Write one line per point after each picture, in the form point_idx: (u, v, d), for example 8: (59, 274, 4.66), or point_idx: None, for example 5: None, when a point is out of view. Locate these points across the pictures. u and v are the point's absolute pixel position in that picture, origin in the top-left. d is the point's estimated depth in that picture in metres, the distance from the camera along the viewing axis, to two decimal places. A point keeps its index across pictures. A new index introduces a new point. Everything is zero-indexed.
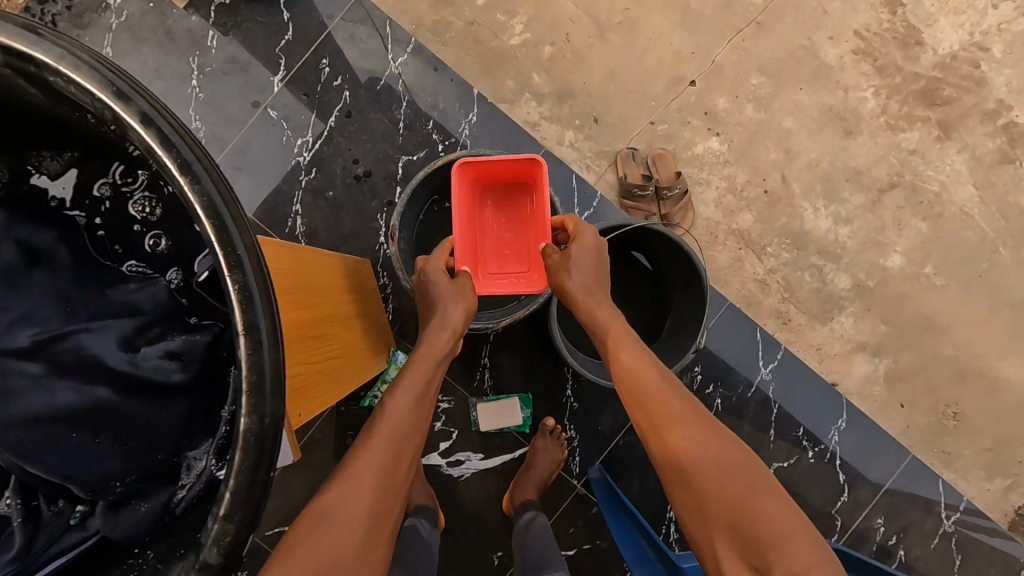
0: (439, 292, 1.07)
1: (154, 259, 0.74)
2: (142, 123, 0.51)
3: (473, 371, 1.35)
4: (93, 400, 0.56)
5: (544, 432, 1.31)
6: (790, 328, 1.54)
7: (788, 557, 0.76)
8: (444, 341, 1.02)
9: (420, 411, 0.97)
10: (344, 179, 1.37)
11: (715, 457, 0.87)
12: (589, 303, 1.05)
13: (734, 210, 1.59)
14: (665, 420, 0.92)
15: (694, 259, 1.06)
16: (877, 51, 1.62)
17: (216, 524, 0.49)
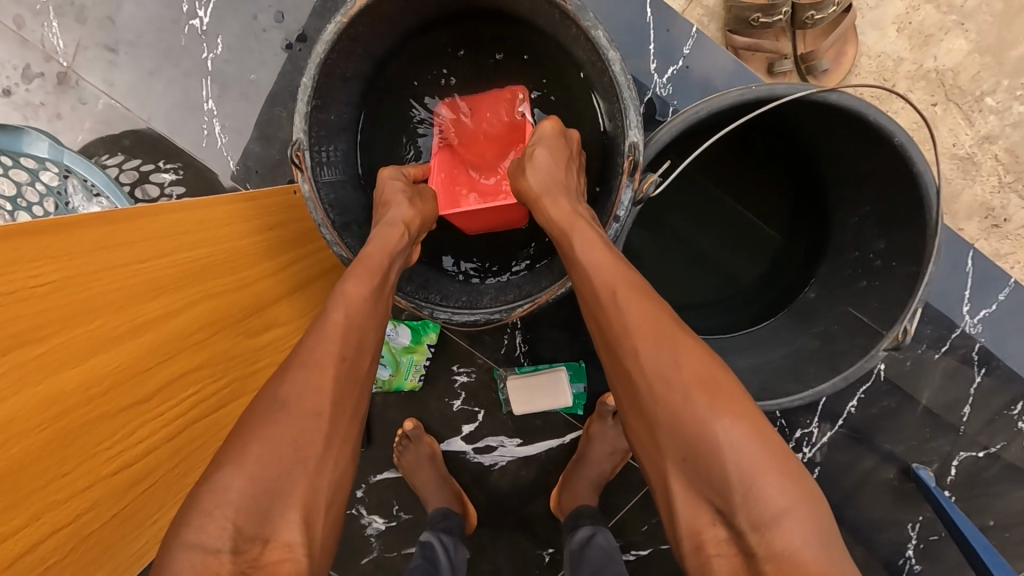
0: (391, 186, 0.64)
1: None
2: None
3: (499, 333, 0.94)
4: None
5: (603, 414, 0.91)
6: (1008, 235, 0.94)
7: (756, 499, 0.44)
8: (397, 233, 0.59)
9: (388, 300, 0.59)
10: (271, 54, 0.87)
11: (669, 377, 0.48)
12: (544, 197, 0.58)
13: (932, 35, 0.93)
14: (609, 326, 0.52)
15: (872, 112, 0.51)
16: None
17: None
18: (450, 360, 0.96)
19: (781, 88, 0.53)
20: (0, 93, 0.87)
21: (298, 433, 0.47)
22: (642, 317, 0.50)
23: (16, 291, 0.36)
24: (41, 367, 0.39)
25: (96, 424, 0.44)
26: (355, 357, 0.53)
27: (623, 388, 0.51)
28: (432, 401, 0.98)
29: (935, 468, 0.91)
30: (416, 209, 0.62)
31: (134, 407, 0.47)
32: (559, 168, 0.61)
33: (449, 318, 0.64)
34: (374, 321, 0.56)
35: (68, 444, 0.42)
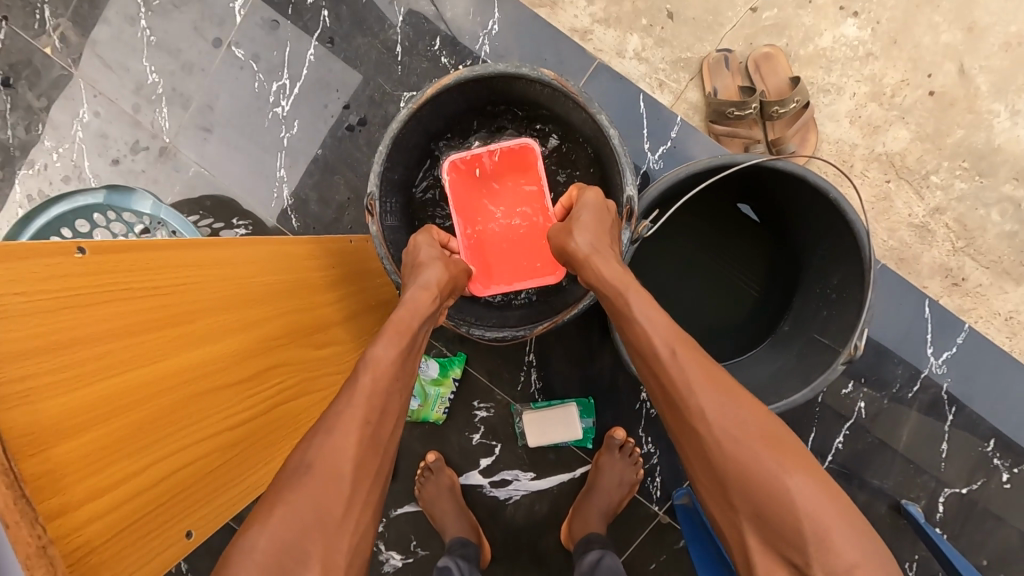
0: (425, 252, 0.75)
1: None
2: None
3: (516, 372, 1.04)
4: None
5: (611, 447, 1.00)
6: (965, 291, 1.09)
7: (831, 555, 0.51)
8: (427, 297, 0.69)
9: (411, 362, 0.67)
10: (334, 132, 1.06)
11: (737, 437, 0.56)
12: (595, 257, 0.67)
13: (881, 125, 1.10)
14: (677, 393, 0.59)
15: (823, 188, 0.66)
16: None
17: None
18: (471, 395, 1.06)
19: (742, 159, 0.69)
20: (111, 162, 1.08)
21: (324, 489, 0.55)
22: (706, 382, 0.59)
23: (164, 283, 0.50)
24: (166, 347, 0.50)
25: (201, 398, 0.54)
26: (378, 422, 0.60)
27: (693, 451, 0.59)
28: (453, 435, 1.08)
29: (924, 505, 0.97)
30: (446, 272, 0.73)
31: (228, 391, 0.57)
32: (602, 230, 0.70)
33: (483, 334, 0.78)
34: (400, 380, 0.64)
35: (188, 408, 0.53)
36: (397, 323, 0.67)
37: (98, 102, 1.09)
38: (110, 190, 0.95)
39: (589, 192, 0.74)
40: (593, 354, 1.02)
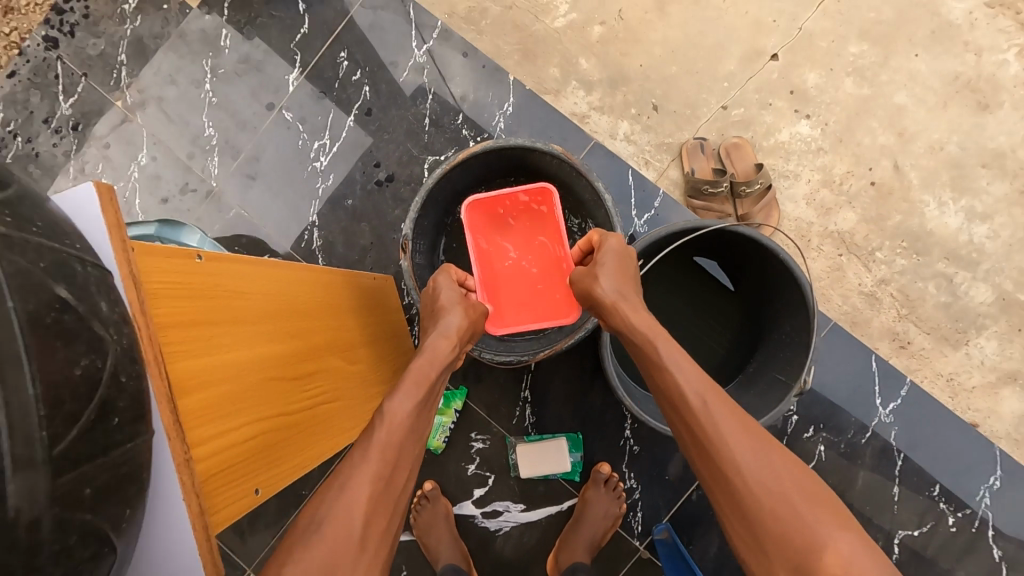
0: (446, 295, 0.88)
1: None
2: None
3: (512, 407, 1.14)
4: None
5: (597, 481, 1.08)
6: (911, 354, 1.24)
7: None
8: (449, 345, 0.81)
9: (423, 417, 0.76)
10: (364, 186, 1.22)
11: (773, 488, 0.65)
12: (621, 304, 0.79)
13: (832, 208, 1.29)
14: (714, 444, 0.68)
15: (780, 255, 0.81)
16: (1019, 3, 1.28)
17: None
18: (469, 427, 1.15)
19: (710, 225, 0.85)
20: (161, 200, 1.22)
21: (334, 544, 0.61)
22: (740, 435, 0.67)
23: (252, 283, 0.63)
24: (256, 333, 0.61)
25: (277, 381, 0.64)
26: (389, 478, 0.68)
27: (729, 500, 0.66)
28: (450, 465, 1.15)
29: (882, 544, 1.16)
30: (466, 318, 0.84)
31: (292, 380, 0.67)
32: (622, 275, 0.82)
33: (491, 356, 0.93)
34: (410, 437, 0.72)
35: (269, 386, 0.63)
36: (417, 372, 0.78)
37: (156, 149, 1.24)
38: (162, 224, 1.07)
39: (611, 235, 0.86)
40: (583, 392, 1.13)
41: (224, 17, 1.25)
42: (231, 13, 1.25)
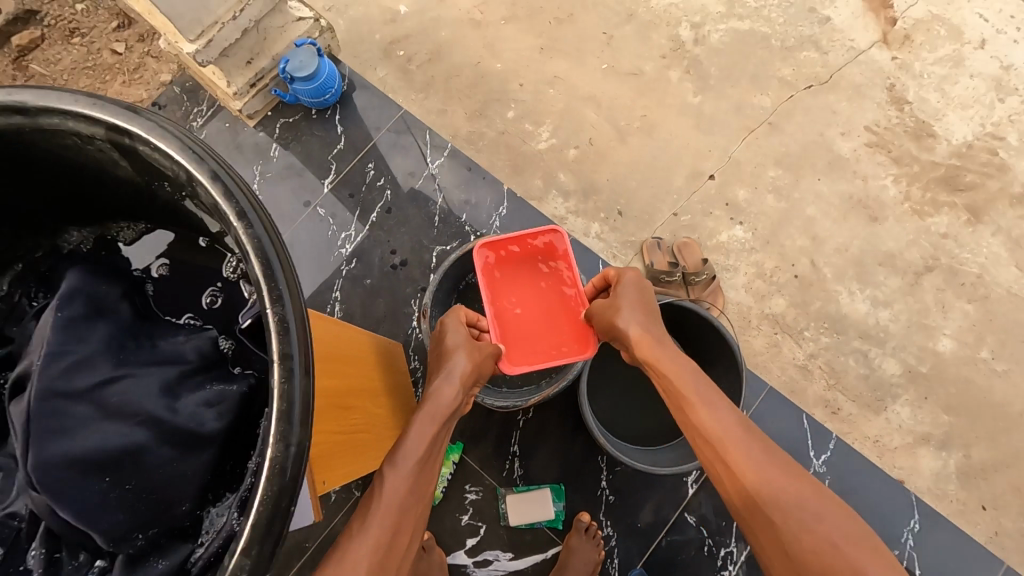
0: (454, 338, 1.08)
1: (210, 317, 0.68)
2: (212, 182, 0.53)
3: (502, 460, 1.30)
4: (129, 445, 0.49)
5: (578, 529, 1.22)
6: (842, 418, 1.47)
7: None
8: (451, 390, 1.00)
9: (427, 462, 0.91)
10: (381, 268, 1.47)
11: (815, 529, 0.76)
12: (650, 347, 0.99)
13: (766, 295, 1.58)
14: (755, 482, 0.81)
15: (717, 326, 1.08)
16: (890, 143, 1.67)
17: (231, 560, 0.46)
18: (464, 480, 1.29)
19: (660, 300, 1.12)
20: None
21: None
22: (778, 476, 0.81)
23: (321, 334, 0.88)
24: (325, 370, 0.86)
25: (333, 408, 0.88)
26: (395, 524, 0.80)
27: (771, 536, 0.78)
28: (446, 516, 1.28)
29: None
30: (473, 362, 1.04)
31: (340, 409, 0.90)
32: (642, 317, 1.03)
33: (493, 402, 1.12)
34: (406, 510, 0.83)
35: (330, 411, 0.87)
36: (428, 416, 0.96)
37: None
38: None
39: (628, 276, 1.08)
40: (564, 447, 1.30)
41: (274, 134, 1.56)
42: (280, 131, 1.56)
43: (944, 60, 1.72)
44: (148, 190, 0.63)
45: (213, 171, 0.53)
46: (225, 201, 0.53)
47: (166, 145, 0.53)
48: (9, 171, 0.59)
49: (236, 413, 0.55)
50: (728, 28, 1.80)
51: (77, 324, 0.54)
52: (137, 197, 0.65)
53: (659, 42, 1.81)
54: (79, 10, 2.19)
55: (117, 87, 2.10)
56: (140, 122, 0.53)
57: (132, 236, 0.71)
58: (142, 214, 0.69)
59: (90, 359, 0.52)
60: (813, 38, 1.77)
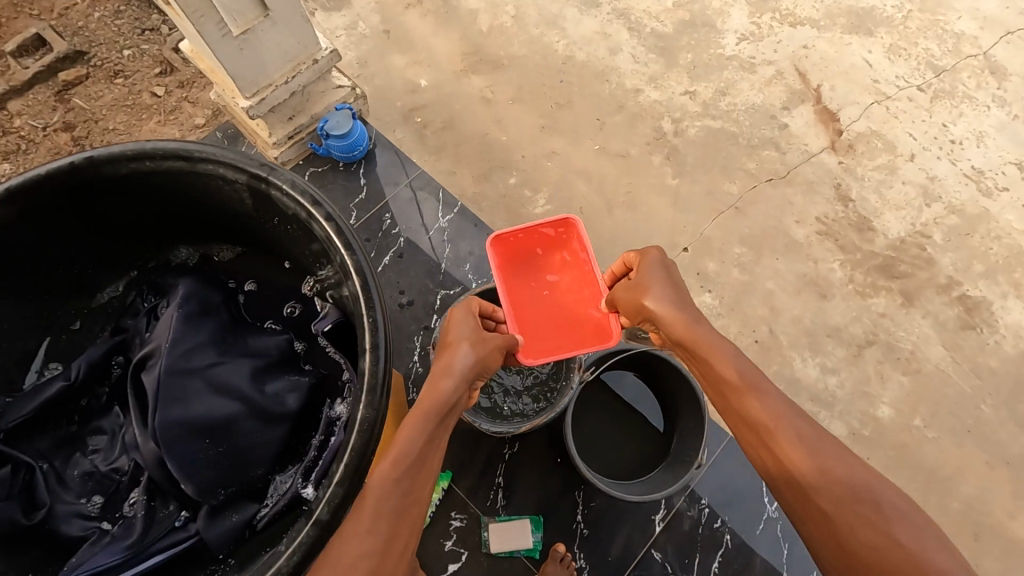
0: (460, 332, 1.15)
1: (287, 321, 1.29)
2: (325, 218, 1.02)
3: (487, 490, 1.40)
4: (230, 411, 1.05)
5: (555, 558, 1.31)
6: None
7: None
8: (445, 385, 1.05)
9: (425, 455, 0.98)
10: (390, 306, 1.64)
11: (861, 507, 0.87)
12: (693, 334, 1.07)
13: None
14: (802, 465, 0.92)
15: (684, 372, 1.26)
16: (837, 233, 1.94)
17: (331, 487, 0.88)
18: (450, 506, 1.39)
19: (634, 346, 1.33)
20: None
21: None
22: (827, 456, 0.92)
23: None
24: None
25: None
26: (387, 520, 0.89)
27: (815, 512, 0.89)
28: (430, 540, 1.36)
29: None
30: (472, 357, 1.09)
31: None
32: (676, 301, 1.11)
33: (487, 426, 1.24)
34: (400, 512, 0.91)
35: None
36: (425, 411, 1.02)
37: None
38: None
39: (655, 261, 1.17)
40: (544, 480, 1.42)
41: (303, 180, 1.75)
42: (309, 178, 1.76)
43: (881, 168, 2.04)
44: (252, 219, 1.20)
45: (327, 212, 1.02)
46: (335, 231, 1.01)
47: (292, 189, 1.04)
48: (168, 198, 1.19)
49: (305, 395, 1.14)
50: (703, 125, 2.11)
51: (195, 322, 1.14)
52: (245, 224, 1.23)
53: (644, 131, 2.10)
54: (125, 55, 2.40)
55: (152, 126, 2.29)
56: (277, 176, 1.05)
57: (229, 255, 1.36)
58: (238, 240, 1.32)
59: (199, 352, 1.11)
60: (773, 139, 2.08)
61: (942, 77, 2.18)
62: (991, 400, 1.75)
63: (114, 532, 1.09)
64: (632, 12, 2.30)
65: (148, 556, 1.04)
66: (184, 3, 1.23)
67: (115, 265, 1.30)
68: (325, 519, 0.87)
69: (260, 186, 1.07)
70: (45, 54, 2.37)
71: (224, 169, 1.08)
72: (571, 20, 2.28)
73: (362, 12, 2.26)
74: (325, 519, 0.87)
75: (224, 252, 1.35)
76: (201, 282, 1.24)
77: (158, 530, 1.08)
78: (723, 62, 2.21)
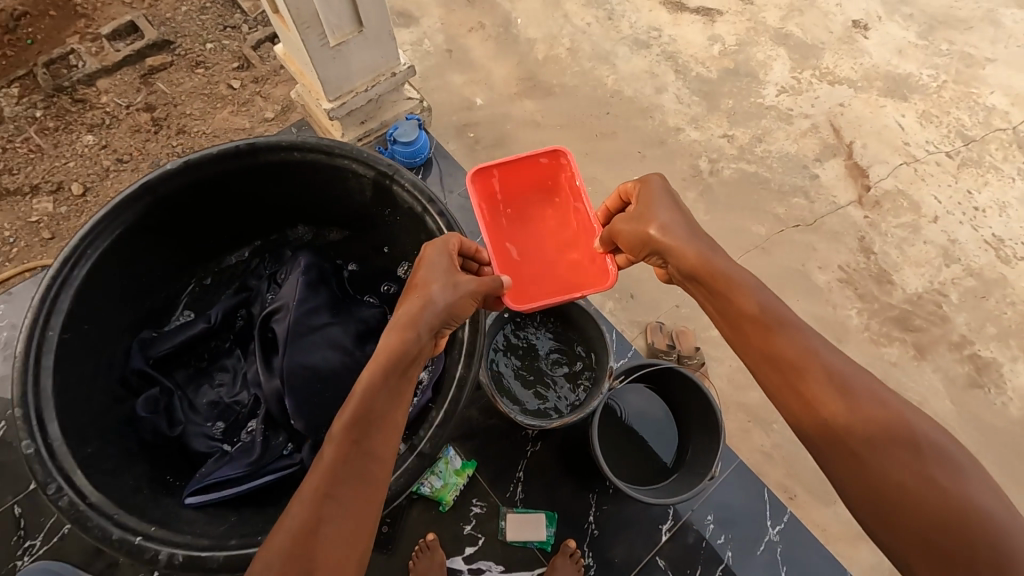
0: (422, 277, 1.12)
1: (382, 297, 1.51)
2: (441, 215, 1.25)
3: (507, 483, 1.50)
4: (335, 365, 1.32)
5: (564, 552, 1.40)
6: (796, 504, 1.68)
7: (983, 527, 0.77)
8: (397, 334, 1.04)
9: (378, 405, 0.98)
10: None
11: (894, 442, 0.86)
12: (712, 260, 1.10)
13: (744, 386, 1.86)
14: (831, 402, 0.91)
15: (705, 391, 1.36)
16: (857, 281, 2.04)
17: (428, 432, 1.11)
18: (473, 493, 1.49)
19: (661, 364, 1.39)
20: None
21: (293, 530, 0.83)
22: (856, 391, 0.91)
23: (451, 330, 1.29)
24: None
25: None
26: (341, 476, 0.89)
27: (846, 449, 0.88)
28: (453, 522, 1.46)
29: None
30: (426, 301, 1.07)
31: None
32: (686, 227, 1.16)
33: (522, 418, 1.34)
34: (355, 465, 0.91)
35: None
36: (378, 363, 1.02)
37: None
38: None
39: (658, 186, 1.22)
40: (561, 479, 1.51)
41: None
42: None
43: (904, 225, 2.14)
44: (367, 209, 1.43)
45: (444, 211, 1.26)
46: (449, 228, 1.25)
47: (414, 186, 1.27)
48: (299, 185, 1.41)
49: None
50: (737, 167, 2.23)
51: (311, 290, 1.39)
52: (359, 211, 1.45)
53: (681, 167, 2.23)
54: (208, 48, 2.60)
55: (225, 115, 2.47)
56: (404, 176, 1.28)
57: (336, 237, 1.57)
58: (346, 225, 1.53)
59: (315, 314, 1.36)
60: (803, 188, 2.20)
61: (970, 147, 2.29)
62: (993, 457, 1.81)
63: (237, 453, 1.29)
64: (680, 56, 2.45)
65: (264, 474, 1.25)
66: (297, 15, 1.40)
67: (245, 237, 1.55)
68: (425, 454, 1.09)
69: (386, 181, 1.30)
70: (136, 40, 2.58)
71: (356, 165, 1.31)
72: (622, 57, 2.43)
73: (429, 31, 2.44)
74: (425, 454, 1.09)
75: (333, 234, 1.57)
76: (317, 256, 1.48)
77: (271, 455, 1.29)
78: (762, 111, 2.35)
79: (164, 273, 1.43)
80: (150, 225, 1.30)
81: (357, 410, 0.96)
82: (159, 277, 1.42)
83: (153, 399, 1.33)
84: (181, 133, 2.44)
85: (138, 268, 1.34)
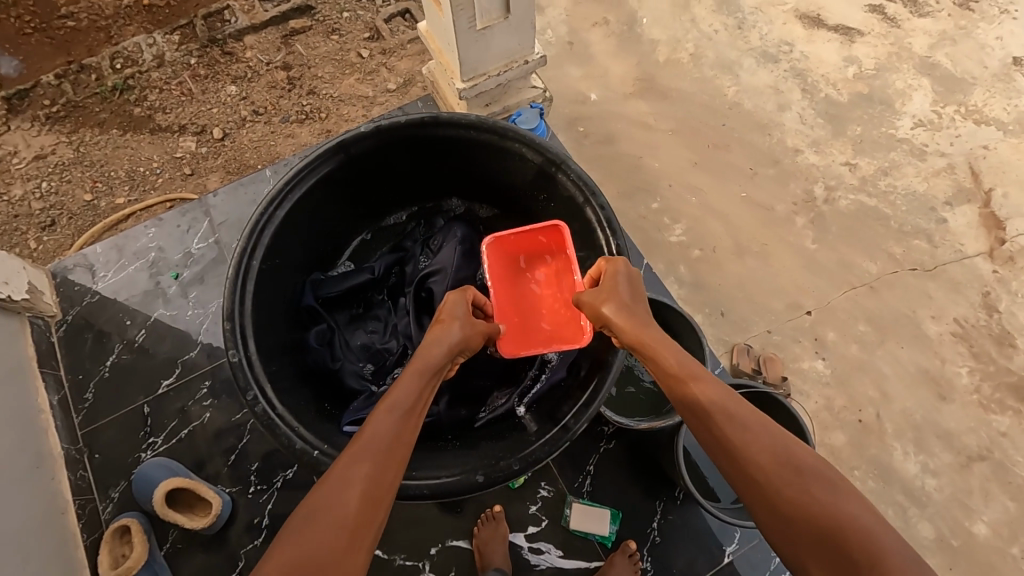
0: (450, 311, 1.21)
1: None
2: (605, 208, 1.29)
3: (578, 474, 1.54)
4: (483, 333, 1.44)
5: (624, 551, 1.42)
6: None
7: (864, 542, 0.76)
8: (434, 349, 1.11)
9: (414, 397, 1.01)
10: None
11: (780, 468, 0.85)
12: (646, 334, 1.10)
13: (828, 427, 1.80)
14: (732, 440, 0.90)
15: None
16: (973, 338, 1.90)
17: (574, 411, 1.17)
18: (542, 477, 1.54)
19: None
20: None
21: (323, 498, 0.84)
22: (754, 427, 0.91)
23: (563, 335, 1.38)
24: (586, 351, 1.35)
25: None
26: (376, 452, 0.90)
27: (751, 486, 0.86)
28: (520, 501, 1.52)
29: None
30: (455, 329, 1.16)
31: None
32: (627, 299, 1.16)
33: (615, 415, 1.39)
34: (390, 444, 0.92)
35: None
36: (415, 367, 1.07)
37: None
38: None
39: (612, 263, 1.22)
40: (632, 481, 1.53)
41: None
42: None
43: None
44: (525, 192, 1.49)
45: (606, 207, 1.30)
46: (612, 221, 1.29)
47: (583, 176, 1.31)
48: (464, 160, 1.48)
49: None
50: (855, 198, 2.12)
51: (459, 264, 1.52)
52: (516, 192, 1.52)
53: (794, 191, 2.14)
54: (344, 16, 2.76)
55: (352, 81, 2.62)
56: (574, 165, 1.32)
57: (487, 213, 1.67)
58: (500, 204, 1.62)
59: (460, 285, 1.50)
60: (927, 231, 2.06)
61: None
62: None
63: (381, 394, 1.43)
64: (810, 74, 2.34)
65: None
66: None
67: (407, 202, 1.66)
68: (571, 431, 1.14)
69: (552, 169, 1.35)
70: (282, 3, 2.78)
71: (525, 149, 1.36)
72: (747, 69, 2.36)
73: (553, 21, 2.47)
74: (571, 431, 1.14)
75: (485, 211, 1.67)
76: (470, 228, 1.59)
77: None
78: (892, 142, 2.21)
79: (337, 226, 1.56)
80: (337, 178, 1.39)
81: (395, 399, 0.99)
82: (334, 226, 1.54)
83: (322, 332, 1.50)
84: (311, 93, 2.62)
85: (321, 216, 1.46)
